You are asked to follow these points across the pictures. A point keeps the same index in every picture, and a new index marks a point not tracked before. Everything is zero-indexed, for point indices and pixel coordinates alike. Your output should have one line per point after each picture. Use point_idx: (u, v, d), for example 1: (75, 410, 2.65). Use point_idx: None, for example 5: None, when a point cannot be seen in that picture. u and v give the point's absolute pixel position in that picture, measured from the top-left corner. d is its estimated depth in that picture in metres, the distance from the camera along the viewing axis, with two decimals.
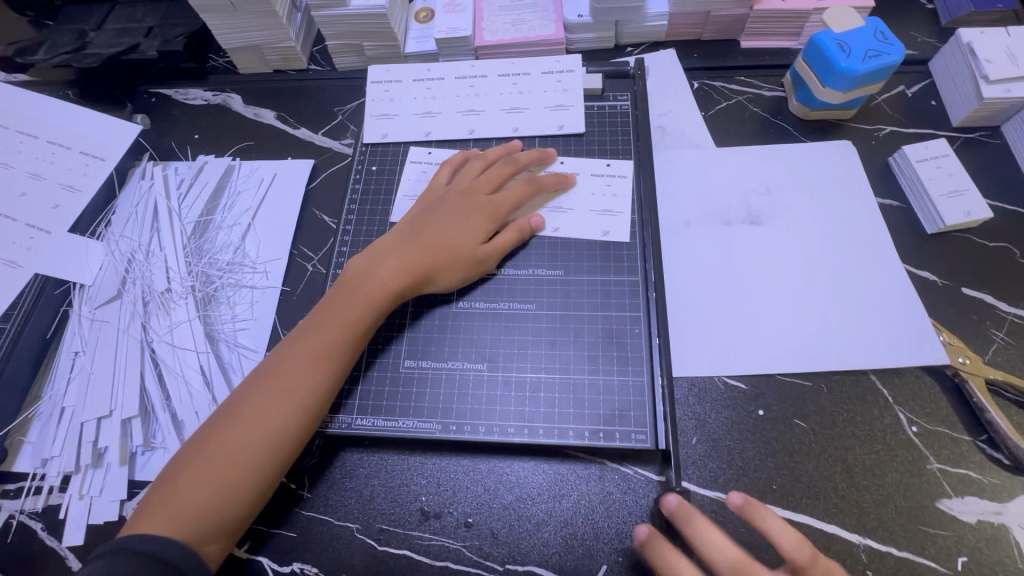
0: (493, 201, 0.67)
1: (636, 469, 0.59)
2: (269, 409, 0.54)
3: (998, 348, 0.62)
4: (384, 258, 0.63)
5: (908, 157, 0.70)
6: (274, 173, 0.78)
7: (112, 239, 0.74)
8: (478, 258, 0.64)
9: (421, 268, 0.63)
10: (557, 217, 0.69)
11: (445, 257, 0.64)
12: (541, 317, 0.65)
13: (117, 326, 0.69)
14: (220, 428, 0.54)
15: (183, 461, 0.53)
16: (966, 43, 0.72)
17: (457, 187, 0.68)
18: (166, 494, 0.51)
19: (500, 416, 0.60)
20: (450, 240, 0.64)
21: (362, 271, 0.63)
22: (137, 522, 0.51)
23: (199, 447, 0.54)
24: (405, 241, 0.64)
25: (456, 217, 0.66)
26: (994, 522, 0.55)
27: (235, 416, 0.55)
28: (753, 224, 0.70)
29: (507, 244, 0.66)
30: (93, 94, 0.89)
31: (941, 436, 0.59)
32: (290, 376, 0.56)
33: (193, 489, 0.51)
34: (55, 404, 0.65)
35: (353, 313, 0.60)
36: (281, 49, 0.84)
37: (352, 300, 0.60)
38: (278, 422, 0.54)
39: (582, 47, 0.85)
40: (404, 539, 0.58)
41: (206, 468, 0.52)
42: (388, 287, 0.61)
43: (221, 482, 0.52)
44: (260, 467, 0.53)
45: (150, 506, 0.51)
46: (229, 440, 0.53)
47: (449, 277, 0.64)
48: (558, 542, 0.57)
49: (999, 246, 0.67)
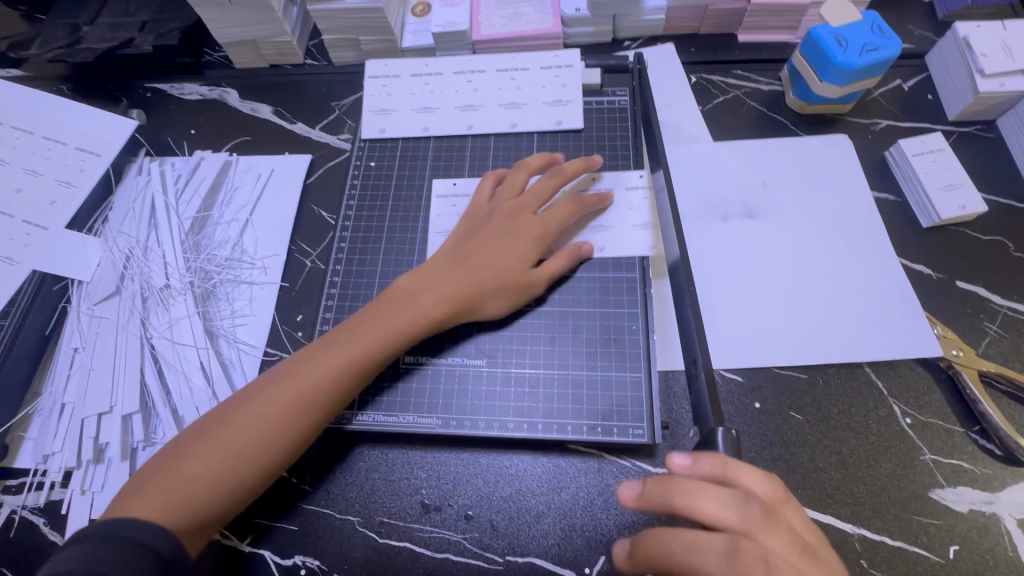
0: (545, 225, 0.64)
1: (634, 462, 0.60)
2: (286, 410, 0.53)
3: (991, 340, 0.63)
4: (429, 278, 0.61)
5: (904, 151, 0.71)
6: (271, 168, 0.78)
7: (110, 235, 0.74)
8: (526, 283, 0.62)
9: (466, 296, 0.60)
10: (602, 237, 0.67)
11: (492, 284, 0.61)
12: (540, 313, 0.65)
13: (116, 322, 0.69)
14: (229, 418, 0.53)
15: (185, 446, 0.52)
16: (962, 37, 0.72)
17: (507, 208, 0.65)
18: (163, 477, 0.50)
19: (500, 411, 0.61)
20: (498, 266, 0.62)
21: (405, 290, 0.60)
22: (125, 501, 0.49)
23: (203, 434, 0.52)
24: (451, 264, 0.62)
25: (506, 242, 0.63)
26: (986, 512, 0.56)
27: (247, 409, 0.53)
28: (750, 218, 0.71)
29: (555, 271, 0.63)
30: (88, 89, 0.88)
31: (934, 428, 0.60)
32: (313, 380, 0.54)
33: (191, 478, 0.50)
34: (55, 400, 0.66)
35: (389, 329, 0.58)
36: (277, 44, 0.83)
37: (389, 315, 0.58)
38: (292, 423, 0.53)
39: (580, 41, 0.84)
40: (405, 532, 0.59)
41: (209, 458, 0.51)
42: (430, 313, 0.59)
43: (223, 474, 0.51)
44: (265, 464, 0.52)
45: (143, 488, 0.49)
46: (238, 433, 0.52)
47: (495, 304, 0.62)
48: (557, 533, 0.58)
49: (993, 240, 0.68)
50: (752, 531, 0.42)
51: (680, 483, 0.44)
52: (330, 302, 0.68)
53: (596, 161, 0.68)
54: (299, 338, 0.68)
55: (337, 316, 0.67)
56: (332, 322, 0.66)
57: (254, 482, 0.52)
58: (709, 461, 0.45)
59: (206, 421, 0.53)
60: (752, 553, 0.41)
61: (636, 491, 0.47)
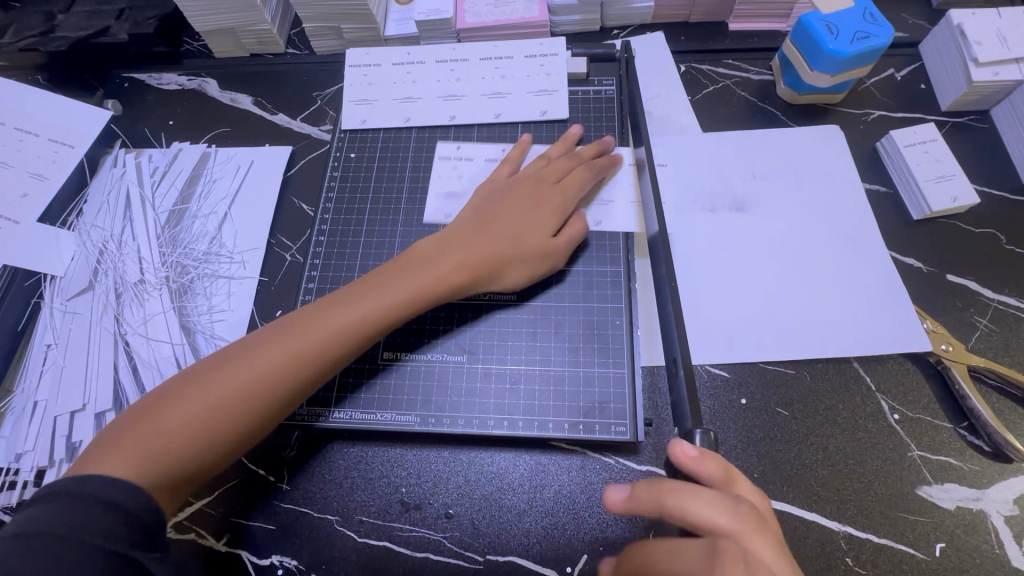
0: (562, 194, 0.64)
1: (617, 459, 0.59)
2: (280, 367, 0.51)
3: (981, 335, 0.62)
4: (449, 245, 0.60)
5: (895, 141, 0.69)
6: (251, 160, 0.76)
7: (84, 229, 0.73)
8: (546, 250, 0.61)
9: (483, 263, 0.59)
10: (603, 211, 0.67)
11: (511, 251, 0.60)
12: (531, 298, 0.63)
13: (90, 318, 0.68)
14: (219, 370, 0.51)
15: (171, 396, 0.49)
16: (956, 25, 0.70)
17: (523, 180, 0.65)
18: (144, 426, 0.48)
19: (480, 408, 0.60)
20: (517, 234, 0.61)
21: (418, 257, 0.59)
22: (101, 450, 0.46)
23: (190, 384, 0.50)
24: (471, 234, 0.61)
25: (526, 213, 0.62)
26: (973, 509, 0.55)
27: (239, 362, 0.51)
28: (738, 210, 0.69)
29: (573, 237, 0.63)
30: (63, 79, 0.86)
31: (923, 423, 0.59)
32: (311, 338, 0.53)
33: (174, 429, 0.48)
34: (27, 398, 0.64)
35: (396, 294, 0.56)
36: (257, 32, 0.81)
37: (403, 279, 0.57)
38: (284, 380, 0.51)
39: (567, 30, 0.82)
40: (384, 531, 0.57)
41: (194, 410, 0.49)
42: (444, 278, 0.58)
43: (206, 429, 0.48)
44: (251, 423, 0.50)
45: (122, 437, 0.47)
46: (227, 387, 0.50)
47: (515, 275, 0.61)
48: (538, 532, 0.56)
49: (984, 232, 0.67)
50: (740, 530, 0.41)
51: (669, 484, 0.44)
52: (308, 297, 0.66)
53: (609, 140, 0.69)
54: None
55: None
56: None
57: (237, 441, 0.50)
58: (711, 459, 0.44)
59: (195, 372, 0.51)
60: (732, 553, 0.39)
61: (625, 493, 0.46)
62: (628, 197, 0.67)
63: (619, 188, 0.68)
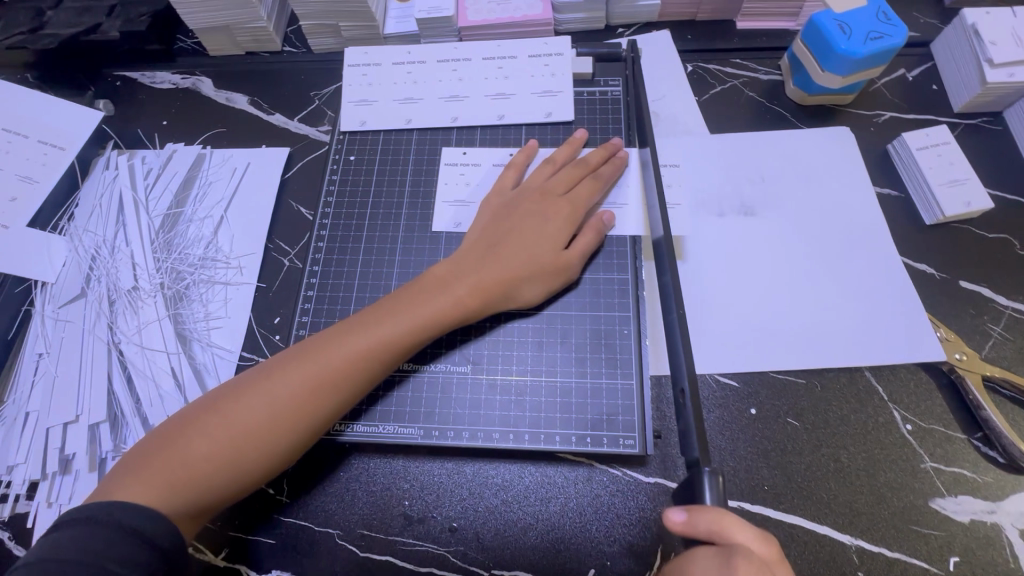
0: (573, 206, 0.62)
1: (624, 470, 0.57)
2: (300, 395, 0.51)
3: (994, 343, 0.61)
4: (465, 265, 0.59)
5: (907, 144, 0.68)
6: (247, 162, 0.75)
7: (75, 234, 0.71)
8: (560, 264, 0.60)
9: (499, 284, 0.58)
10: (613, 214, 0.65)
11: (525, 268, 0.59)
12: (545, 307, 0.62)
13: (82, 326, 0.66)
14: (241, 396, 0.50)
15: (194, 421, 0.50)
16: (970, 24, 0.69)
17: (531, 192, 0.63)
18: (167, 452, 0.48)
19: (485, 421, 0.58)
20: (529, 249, 0.60)
21: (436, 279, 0.58)
22: (126, 474, 0.47)
23: (213, 410, 0.50)
24: (484, 252, 0.59)
25: (536, 226, 0.61)
26: (987, 522, 0.54)
27: (261, 388, 0.51)
28: (747, 215, 0.68)
29: (586, 249, 0.61)
30: (53, 77, 0.84)
31: (936, 434, 0.57)
32: (331, 365, 0.52)
33: (195, 457, 0.48)
34: (18, 408, 0.62)
35: (415, 319, 0.55)
36: (252, 29, 0.79)
37: (423, 304, 0.56)
38: (304, 409, 0.50)
39: (571, 28, 0.80)
40: (386, 545, 0.56)
41: (216, 438, 0.49)
42: (460, 302, 0.56)
43: (229, 461, 0.49)
44: (270, 453, 0.50)
45: (146, 462, 0.48)
46: (248, 415, 0.50)
47: (531, 290, 0.59)
48: (544, 546, 0.55)
49: (998, 237, 0.65)
50: None
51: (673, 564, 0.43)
52: (307, 305, 0.64)
53: (616, 143, 0.67)
54: (276, 341, 0.65)
55: (314, 320, 0.64)
56: (309, 326, 0.63)
57: (257, 470, 0.50)
58: (702, 516, 0.42)
59: (218, 396, 0.51)
60: None
61: None
62: (636, 200, 0.66)
63: (630, 193, 0.66)
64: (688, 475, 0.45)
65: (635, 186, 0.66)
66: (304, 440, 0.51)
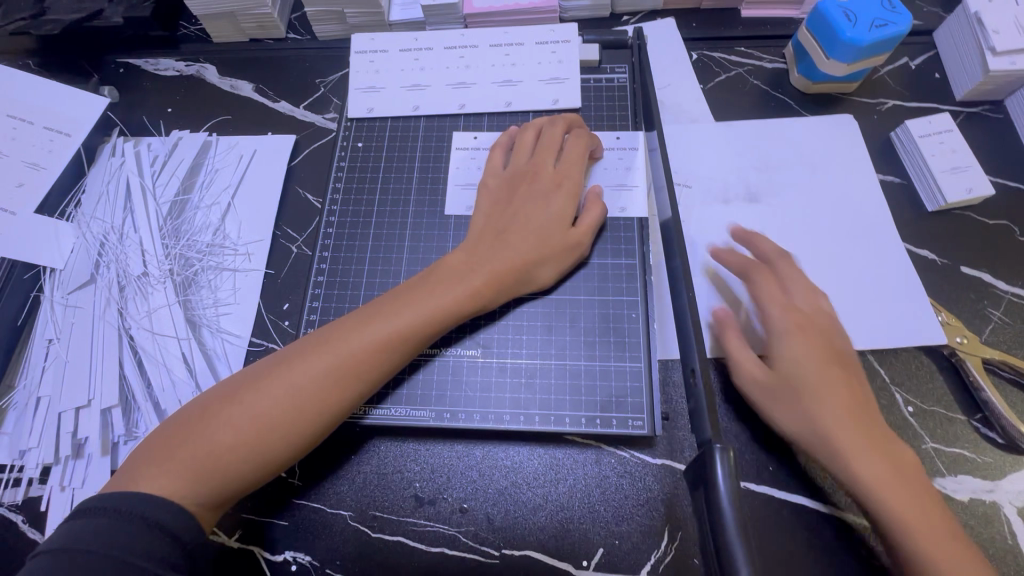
0: (569, 184, 0.62)
1: (632, 453, 0.58)
2: (323, 385, 0.51)
3: (994, 327, 0.62)
4: (477, 252, 0.59)
5: (910, 132, 0.69)
6: (253, 149, 0.75)
7: (83, 221, 0.71)
8: (570, 243, 0.61)
9: (514, 269, 0.58)
10: (621, 198, 0.66)
11: (537, 251, 0.59)
12: (550, 292, 0.63)
13: (92, 312, 0.66)
14: (262, 387, 0.51)
15: (215, 412, 0.50)
16: (973, 13, 0.69)
17: (522, 175, 0.63)
18: (189, 443, 0.49)
19: (495, 403, 0.59)
20: (538, 232, 0.60)
21: (450, 268, 0.58)
22: (148, 466, 0.48)
23: (234, 400, 0.50)
24: (492, 238, 0.60)
25: (537, 207, 0.61)
26: (986, 500, 0.55)
27: (282, 378, 0.51)
28: (751, 201, 0.69)
29: (593, 226, 0.62)
30: (55, 64, 0.83)
31: (937, 416, 0.58)
32: (353, 354, 0.52)
33: (219, 448, 0.48)
34: (30, 393, 0.63)
35: (435, 308, 0.55)
36: (257, 16, 0.78)
37: (439, 293, 0.56)
38: (326, 399, 0.51)
39: (577, 16, 0.80)
40: (398, 526, 0.57)
41: (237, 430, 0.49)
42: (478, 289, 0.57)
43: (251, 451, 0.49)
44: (292, 442, 0.50)
45: (169, 453, 0.48)
46: (270, 406, 0.50)
47: (542, 272, 0.60)
48: (553, 526, 0.56)
49: (998, 223, 0.66)
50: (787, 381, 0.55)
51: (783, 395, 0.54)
52: (317, 291, 0.65)
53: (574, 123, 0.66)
54: (286, 328, 0.65)
55: (325, 305, 0.64)
56: (320, 312, 0.64)
57: (281, 459, 0.50)
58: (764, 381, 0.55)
59: (237, 386, 0.52)
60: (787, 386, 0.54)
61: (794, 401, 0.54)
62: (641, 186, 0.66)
63: (638, 177, 0.67)
64: (696, 454, 0.39)
65: (642, 171, 0.67)
66: (327, 430, 0.52)
